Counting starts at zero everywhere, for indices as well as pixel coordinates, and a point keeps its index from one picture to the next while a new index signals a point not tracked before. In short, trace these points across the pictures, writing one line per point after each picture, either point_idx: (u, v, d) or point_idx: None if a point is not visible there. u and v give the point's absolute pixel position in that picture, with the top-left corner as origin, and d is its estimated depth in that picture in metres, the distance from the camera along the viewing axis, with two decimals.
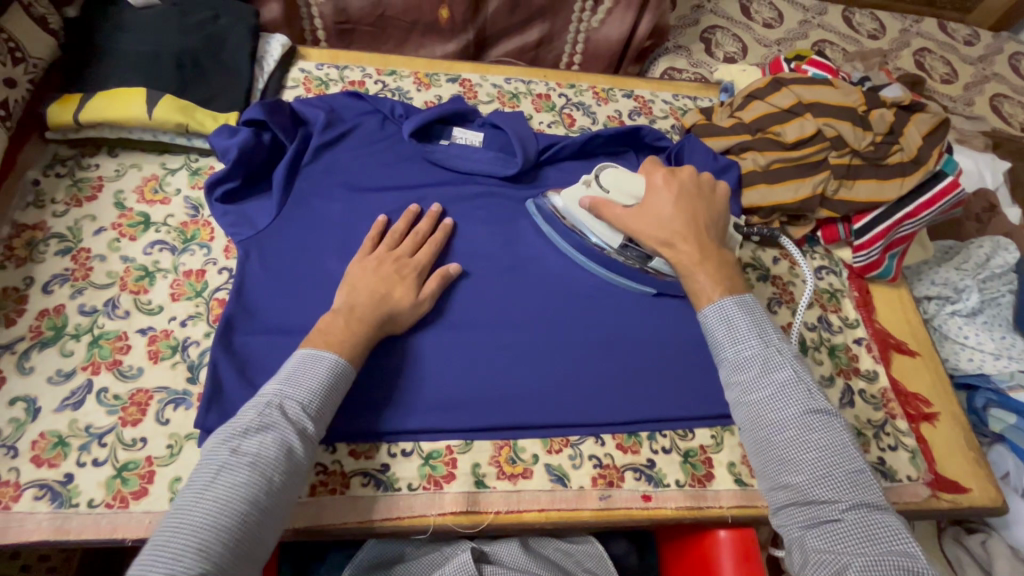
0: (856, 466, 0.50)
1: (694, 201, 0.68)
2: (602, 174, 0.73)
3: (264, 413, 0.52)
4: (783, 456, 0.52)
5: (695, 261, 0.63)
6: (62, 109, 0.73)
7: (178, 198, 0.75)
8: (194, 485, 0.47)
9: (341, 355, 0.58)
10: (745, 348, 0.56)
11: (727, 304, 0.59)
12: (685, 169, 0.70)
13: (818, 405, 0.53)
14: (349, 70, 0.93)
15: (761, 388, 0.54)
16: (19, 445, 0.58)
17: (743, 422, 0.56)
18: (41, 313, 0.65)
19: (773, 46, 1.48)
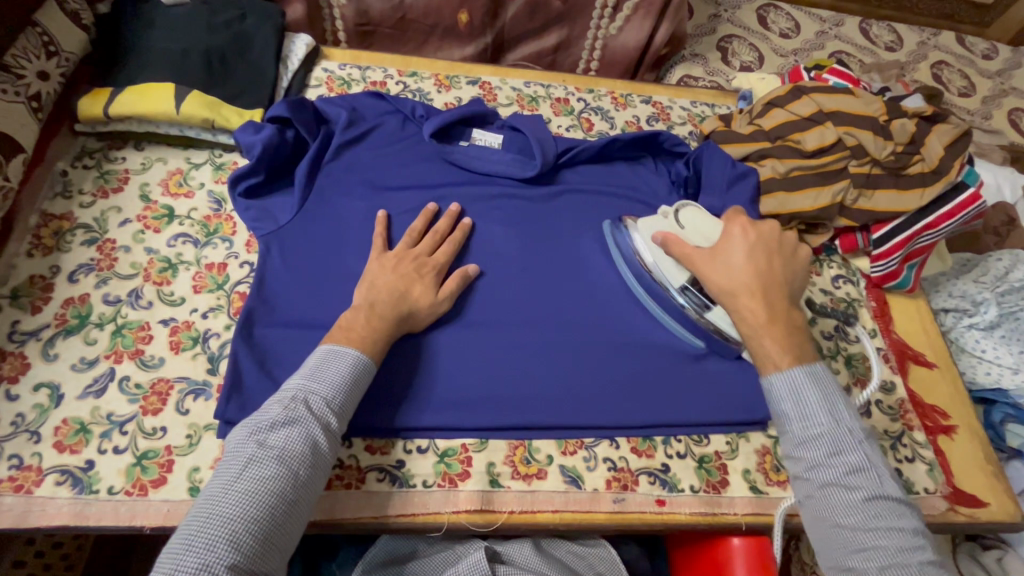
0: (932, 559, 0.48)
1: (769, 258, 0.65)
2: (683, 210, 0.73)
3: (281, 435, 0.50)
4: (850, 540, 0.50)
5: (762, 322, 0.60)
6: (92, 103, 0.75)
7: (202, 192, 0.76)
8: (208, 509, 0.46)
9: (358, 354, 0.58)
10: (816, 425, 0.54)
11: (797, 372, 0.56)
12: (767, 224, 0.67)
13: (890, 491, 0.51)
14: (370, 71, 0.94)
15: (829, 467, 0.52)
16: (42, 431, 0.59)
17: (804, 496, 0.54)
18: (66, 302, 0.66)
19: (790, 56, 1.48)
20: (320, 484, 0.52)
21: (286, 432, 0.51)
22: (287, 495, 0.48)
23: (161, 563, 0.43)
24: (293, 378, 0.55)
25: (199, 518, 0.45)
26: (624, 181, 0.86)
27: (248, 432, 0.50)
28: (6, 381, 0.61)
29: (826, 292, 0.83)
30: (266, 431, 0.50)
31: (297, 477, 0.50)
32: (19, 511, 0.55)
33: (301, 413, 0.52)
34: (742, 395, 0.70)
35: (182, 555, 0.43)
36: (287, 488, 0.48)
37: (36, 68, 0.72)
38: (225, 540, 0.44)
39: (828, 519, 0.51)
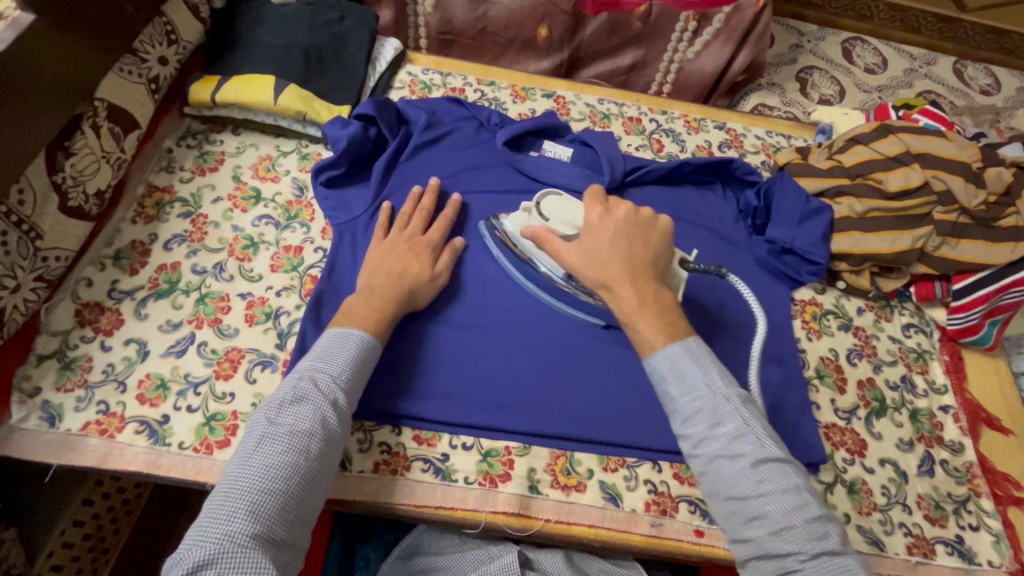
0: (817, 514, 0.50)
1: (633, 238, 0.63)
2: (543, 200, 0.69)
3: (291, 413, 0.53)
4: (744, 511, 0.51)
5: (633, 308, 0.59)
6: (202, 89, 0.81)
7: (287, 178, 0.82)
8: (227, 484, 0.49)
9: (362, 334, 0.60)
10: (695, 397, 0.55)
11: (674, 348, 0.57)
12: (621, 206, 0.65)
13: (771, 453, 0.52)
14: (451, 77, 0.98)
15: (712, 440, 0.54)
16: (128, 382, 0.64)
17: (699, 473, 0.55)
18: (159, 267, 0.72)
19: (874, 92, 1.43)
20: (335, 458, 0.55)
21: (296, 411, 0.53)
22: (302, 468, 0.51)
23: (185, 542, 0.45)
24: (301, 361, 0.58)
25: (216, 497, 0.48)
26: (690, 205, 0.86)
27: (261, 414, 0.53)
28: (102, 333, 0.67)
29: (895, 340, 0.80)
30: (277, 410, 0.53)
31: (309, 451, 0.52)
32: (102, 452, 0.61)
33: (310, 391, 0.55)
34: (794, 439, 0.69)
35: (207, 528, 0.46)
36: (299, 461, 0.51)
37: (158, 54, 0.79)
38: (242, 510, 0.47)
39: (719, 492, 0.53)
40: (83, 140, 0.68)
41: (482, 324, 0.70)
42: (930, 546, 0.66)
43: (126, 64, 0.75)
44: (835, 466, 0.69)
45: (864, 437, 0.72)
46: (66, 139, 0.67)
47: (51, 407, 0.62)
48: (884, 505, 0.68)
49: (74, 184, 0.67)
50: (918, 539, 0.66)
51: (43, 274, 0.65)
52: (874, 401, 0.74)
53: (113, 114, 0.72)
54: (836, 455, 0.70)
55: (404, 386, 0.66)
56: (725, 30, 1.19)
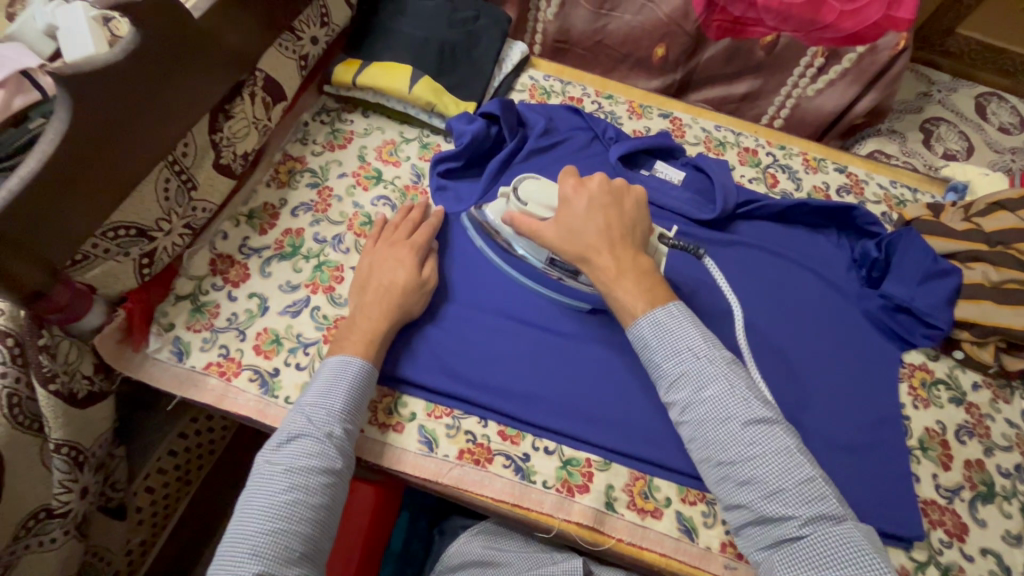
0: (808, 475, 0.52)
1: (608, 209, 0.63)
2: (519, 186, 0.68)
3: (290, 450, 0.55)
4: (735, 477, 0.54)
5: (614, 276, 0.61)
6: (345, 70, 0.87)
7: (407, 164, 0.85)
8: (237, 526, 0.52)
9: (359, 362, 0.61)
10: (679, 362, 0.59)
11: (655, 313, 0.60)
12: (594, 178, 0.65)
13: (758, 412, 0.55)
14: (570, 86, 0.99)
15: (699, 405, 0.57)
16: (247, 333, 0.69)
17: (689, 442, 0.58)
18: (285, 231, 0.77)
19: (1007, 153, 1.32)
20: (340, 489, 0.56)
21: (294, 449, 0.55)
22: (303, 505, 0.52)
23: None
24: (302, 397, 0.60)
25: (226, 540, 0.51)
26: (801, 248, 0.83)
27: (263, 454, 0.56)
28: (230, 284, 0.72)
29: (1012, 424, 0.74)
30: (277, 447, 0.55)
31: (308, 486, 0.53)
32: (219, 393, 0.66)
33: (306, 427, 0.56)
34: (889, 507, 0.65)
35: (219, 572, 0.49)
36: (300, 499, 0.52)
37: (312, 34, 0.84)
38: (249, 552, 0.49)
39: (711, 458, 0.56)
40: (241, 106, 0.74)
41: (577, 334, 0.71)
42: None
43: (285, 40, 0.80)
44: (930, 546, 0.65)
45: (966, 521, 0.67)
46: (228, 104, 0.73)
47: (180, 343, 0.68)
48: None
49: (228, 144, 0.73)
50: None
51: (190, 223, 0.71)
52: (981, 485, 0.69)
53: (269, 85, 0.77)
54: (933, 534, 0.66)
55: (496, 384, 0.68)
56: (855, 70, 1.14)
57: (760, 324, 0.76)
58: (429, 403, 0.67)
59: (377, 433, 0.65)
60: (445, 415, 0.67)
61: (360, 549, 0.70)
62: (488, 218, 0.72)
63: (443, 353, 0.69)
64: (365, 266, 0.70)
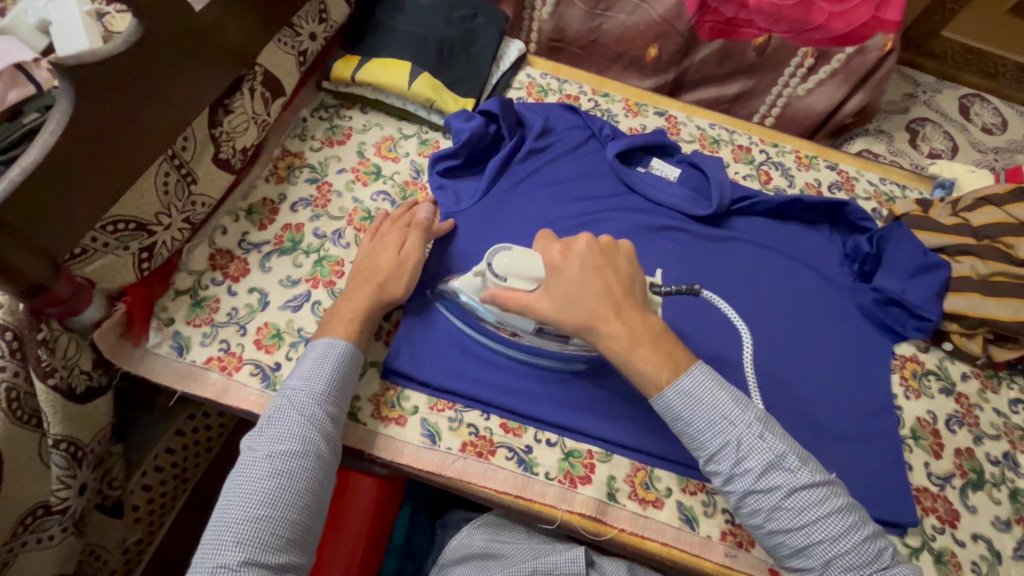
0: (860, 532, 0.53)
1: (602, 270, 0.61)
2: (494, 259, 0.62)
3: (272, 435, 0.55)
4: (792, 544, 0.54)
5: (626, 345, 0.59)
6: (344, 67, 0.87)
7: (406, 160, 0.86)
8: (219, 514, 0.51)
9: (341, 344, 0.61)
10: (717, 434, 0.56)
11: (685, 383, 0.58)
12: (579, 239, 0.62)
13: (804, 478, 0.54)
14: (567, 84, 1.00)
15: (742, 477, 0.55)
16: (248, 328, 0.69)
17: (737, 509, 0.57)
18: (285, 227, 0.77)
19: (990, 153, 1.36)
20: (326, 475, 0.56)
21: (277, 432, 0.55)
22: (286, 490, 0.52)
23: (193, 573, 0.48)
24: (286, 382, 0.60)
25: (211, 528, 0.50)
26: (795, 242, 0.85)
27: (247, 441, 0.55)
28: (230, 278, 0.72)
29: (1000, 413, 0.76)
30: (259, 434, 0.55)
31: (292, 471, 0.53)
32: (221, 387, 0.66)
33: (288, 412, 0.56)
34: (884, 494, 0.67)
35: (205, 559, 0.48)
36: (284, 482, 0.52)
37: (310, 30, 0.84)
38: (232, 539, 0.49)
39: (763, 525, 0.55)
40: (241, 101, 0.74)
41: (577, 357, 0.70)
42: None
43: (284, 36, 0.80)
44: (923, 532, 0.67)
45: (957, 508, 0.69)
46: (228, 98, 0.73)
47: (180, 338, 0.67)
48: None
49: (227, 139, 0.73)
50: None
51: (190, 217, 0.70)
52: (971, 472, 0.71)
53: (268, 79, 0.77)
54: (925, 520, 0.67)
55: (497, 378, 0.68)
56: (844, 71, 1.16)
57: (757, 318, 0.77)
58: (432, 396, 0.67)
59: (380, 426, 0.65)
60: (448, 408, 0.67)
61: (364, 543, 0.70)
62: (455, 290, 0.68)
63: (444, 348, 0.69)
64: (361, 256, 0.70)
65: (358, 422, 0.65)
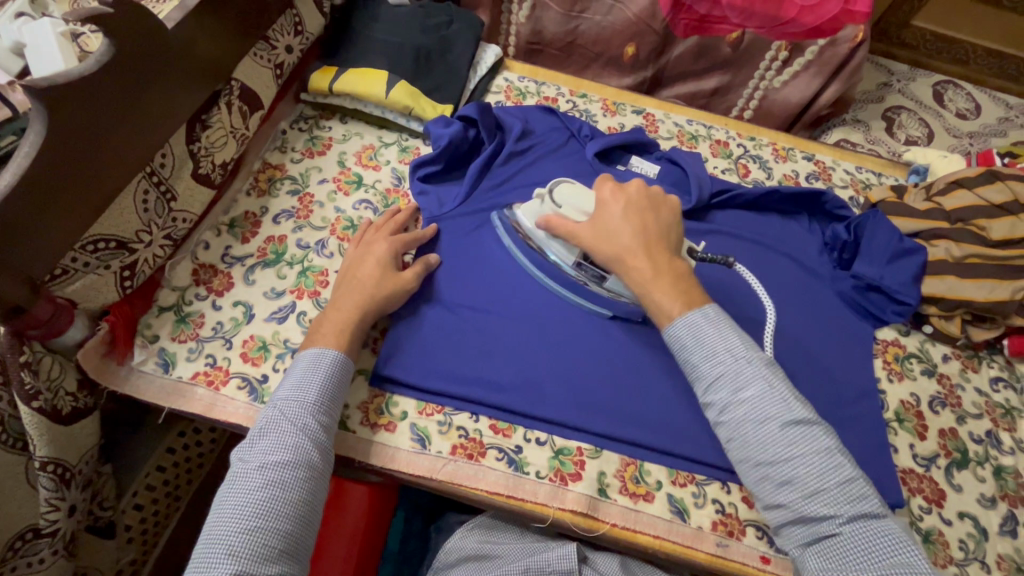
0: (849, 476, 0.53)
1: (645, 213, 0.67)
2: (556, 188, 0.71)
3: (265, 446, 0.55)
4: (775, 478, 0.55)
5: (649, 280, 0.63)
6: (321, 78, 0.87)
7: (387, 168, 0.86)
8: (211, 529, 0.51)
9: (331, 354, 0.62)
10: (718, 364, 0.59)
11: (694, 316, 0.61)
12: (633, 184, 0.69)
13: (798, 413, 0.55)
14: (545, 86, 1.01)
15: (736, 407, 0.57)
16: (234, 341, 0.69)
17: (727, 442, 0.58)
18: (268, 239, 0.77)
19: (965, 138, 1.38)
20: (319, 484, 0.56)
21: (268, 443, 0.55)
22: (279, 501, 0.52)
23: None
24: (277, 393, 0.60)
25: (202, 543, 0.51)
26: (775, 233, 0.86)
27: (239, 454, 0.56)
28: (214, 293, 0.72)
29: (981, 393, 0.77)
30: (251, 445, 0.55)
31: (284, 481, 0.53)
32: (208, 402, 0.66)
33: (279, 423, 0.56)
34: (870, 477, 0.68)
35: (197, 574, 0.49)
36: (276, 493, 0.52)
37: (286, 42, 0.84)
38: (223, 552, 0.49)
39: (750, 459, 0.56)
40: (218, 115, 0.74)
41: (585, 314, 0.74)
42: None
43: (260, 49, 0.80)
44: (911, 513, 0.68)
45: (943, 488, 0.70)
46: (205, 113, 0.73)
47: (166, 354, 0.67)
48: (961, 560, 0.66)
49: (206, 154, 0.73)
50: None
51: (171, 233, 0.70)
52: (955, 452, 0.72)
53: (244, 93, 0.78)
54: (912, 501, 0.68)
55: (484, 379, 0.68)
56: (817, 62, 1.18)
57: (743, 309, 0.78)
58: (420, 401, 0.68)
59: (369, 433, 0.65)
60: (437, 411, 0.67)
61: (359, 551, 0.70)
62: (515, 213, 0.75)
63: (432, 352, 0.69)
64: (348, 261, 0.71)
65: (348, 430, 0.65)
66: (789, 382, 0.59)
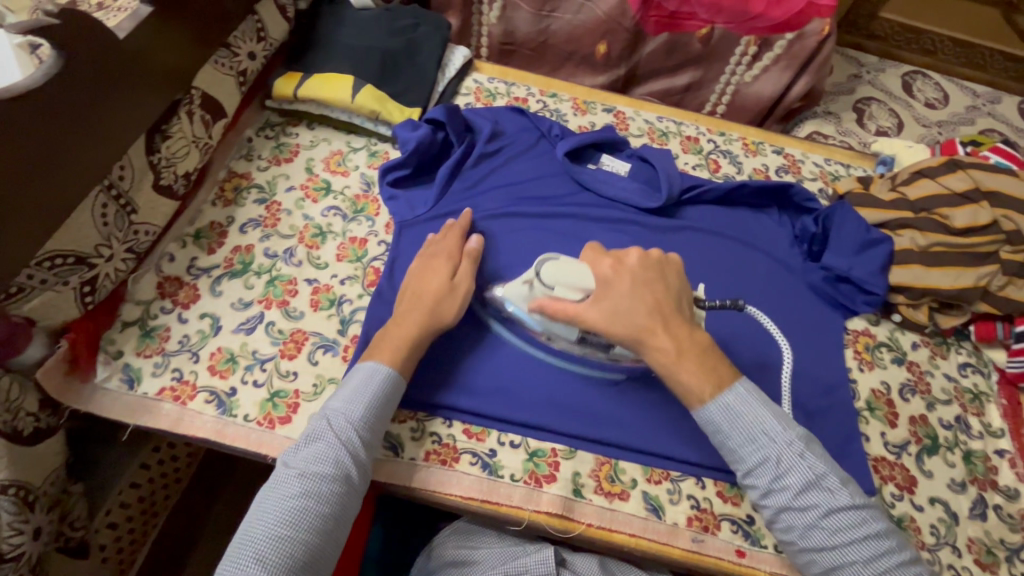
0: (898, 559, 0.54)
1: (653, 284, 0.64)
2: (542, 269, 0.65)
3: (307, 454, 0.55)
4: (826, 562, 0.56)
5: (672, 359, 0.61)
6: (285, 84, 0.86)
7: (356, 173, 0.85)
8: (246, 527, 0.52)
9: (385, 371, 0.61)
10: (757, 450, 0.58)
11: (727, 398, 0.60)
12: (632, 255, 0.65)
13: (843, 500, 0.55)
14: (515, 87, 1.01)
15: (779, 493, 0.57)
16: (201, 354, 0.68)
17: (771, 522, 0.59)
18: (235, 249, 0.76)
19: (934, 127, 1.40)
20: (352, 501, 0.55)
21: (311, 452, 0.55)
22: (312, 513, 0.52)
23: None
24: (329, 403, 0.60)
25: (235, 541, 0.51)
26: (745, 227, 0.86)
27: (284, 457, 0.56)
28: (180, 305, 0.71)
29: (950, 379, 0.79)
30: (296, 451, 0.56)
31: (319, 494, 0.53)
32: (175, 417, 0.65)
33: (325, 434, 0.57)
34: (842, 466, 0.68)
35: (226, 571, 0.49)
36: (310, 505, 0.52)
37: (248, 49, 0.83)
38: (252, 555, 0.49)
39: (797, 543, 0.57)
40: (179, 125, 0.73)
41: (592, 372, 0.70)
42: None
43: (221, 57, 0.79)
44: (883, 500, 0.68)
45: (914, 474, 0.71)
46: (165, 123, 0.71)
47: (131, 370, 0.66)
48: (933, 545, 0.67)
49: (167, 164, 0.72)
50: None
51: (133, 247, 0.69)
52: (925, 438, 0.73)
53: (206, 101, 0.76)
54: (884, 489, 0.69)
55: (456, 383, 0.68)
56: (786, 56, 1.19)
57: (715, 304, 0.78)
58: None
59: None
60: (409, 418, 0.67)
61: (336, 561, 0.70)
62: (500, 299, 0.70)
63: None
64: (410, 275, 0.70)
65: None
66: (829, 458, 0.59)
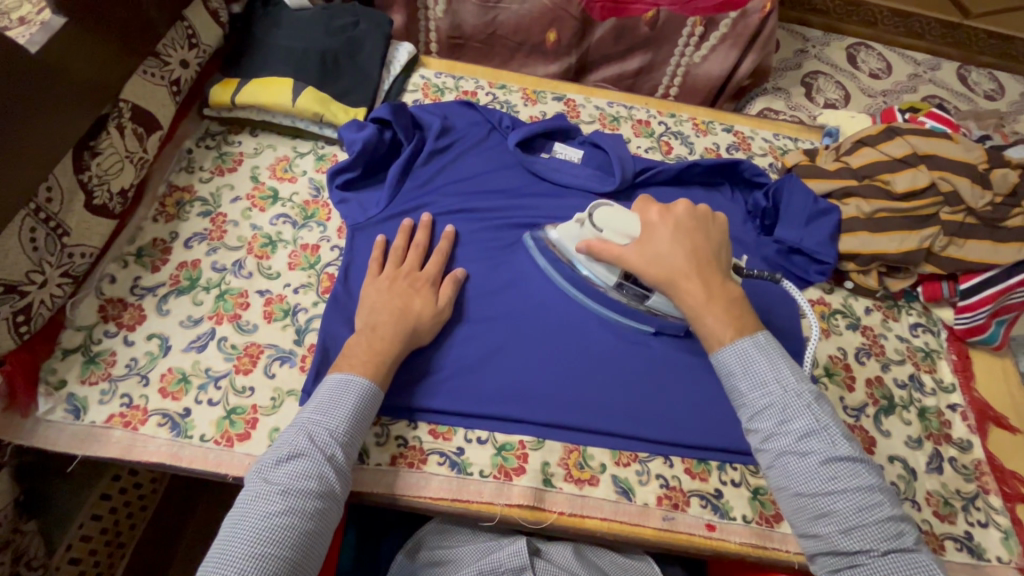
0: (890, 515, 0.50)
1: (694, 233, 0.63)
2: (594, 212, 0.68)
3: (286, 469, 0.53)
4: (815, 508, 0.51)
5: (702, 302, 0.59)
6: (222, 91, 0.83)
7: (304, 179, 0.83)
8: (222, 546, 0.49)
9: (362, 383, 0.60)
10: (765, 394, 0.55)
11: (745, 344, 0.57)
12: (680, 204, 0.65)
13: (843, 451, 0.52)
14: (463, 81, 0.99)
15: (781, 435, 0.53)
16: (151, 376, 0.66)
17: (766, 468, 0.55)
18: (180, 265, 0.73)
19: (879, 96, 1.44)
20: (333, 515, 0.54)
21: (290, 467, 0.53)
22: (296, 530, 0.50)
23: None
24: (303, 414, 0.58)
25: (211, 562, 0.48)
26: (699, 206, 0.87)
27: (258, 473, 0.54)
28: (125, 328, 0.68)
29: (902, 339, 0.81)
30: (273, 466, 0.53)
31: (303, 511, 0.51)
32: (126, 444, 0.62)
33: (304, 449, 0.55)
34: None
35: None
36: (295, 523, 0.50)
37: (179, 57, 0.80)
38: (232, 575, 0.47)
39: (789, 489, 0.53)
40: (108, 140, 0.70)
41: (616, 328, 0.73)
42: (940, 541, 0.68)
43: (150, 66, 0.76)
44: None
45: (872, 435, 0.73)
46: (92, 139, 0.68)
47: (76, 400, 0.64)
48: None
49: (99, 182, 0.69)
50: (927, 534, 0.68)
51: (69, 270, 0.66)
52: (882, 399, 0.76)
53: (137, 114, 0.74)
54: None
55: (419, 386, 0.67)
56: (732, 34, 1.20)
57: None
58: None
59: None
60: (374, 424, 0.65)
61: None
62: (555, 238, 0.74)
63: None
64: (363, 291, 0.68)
65: None
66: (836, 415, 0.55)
